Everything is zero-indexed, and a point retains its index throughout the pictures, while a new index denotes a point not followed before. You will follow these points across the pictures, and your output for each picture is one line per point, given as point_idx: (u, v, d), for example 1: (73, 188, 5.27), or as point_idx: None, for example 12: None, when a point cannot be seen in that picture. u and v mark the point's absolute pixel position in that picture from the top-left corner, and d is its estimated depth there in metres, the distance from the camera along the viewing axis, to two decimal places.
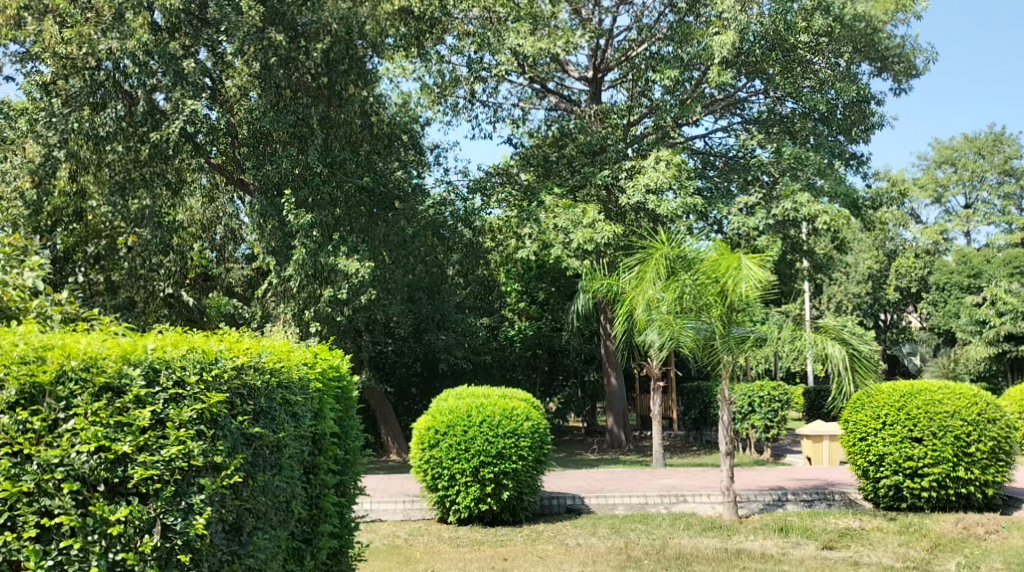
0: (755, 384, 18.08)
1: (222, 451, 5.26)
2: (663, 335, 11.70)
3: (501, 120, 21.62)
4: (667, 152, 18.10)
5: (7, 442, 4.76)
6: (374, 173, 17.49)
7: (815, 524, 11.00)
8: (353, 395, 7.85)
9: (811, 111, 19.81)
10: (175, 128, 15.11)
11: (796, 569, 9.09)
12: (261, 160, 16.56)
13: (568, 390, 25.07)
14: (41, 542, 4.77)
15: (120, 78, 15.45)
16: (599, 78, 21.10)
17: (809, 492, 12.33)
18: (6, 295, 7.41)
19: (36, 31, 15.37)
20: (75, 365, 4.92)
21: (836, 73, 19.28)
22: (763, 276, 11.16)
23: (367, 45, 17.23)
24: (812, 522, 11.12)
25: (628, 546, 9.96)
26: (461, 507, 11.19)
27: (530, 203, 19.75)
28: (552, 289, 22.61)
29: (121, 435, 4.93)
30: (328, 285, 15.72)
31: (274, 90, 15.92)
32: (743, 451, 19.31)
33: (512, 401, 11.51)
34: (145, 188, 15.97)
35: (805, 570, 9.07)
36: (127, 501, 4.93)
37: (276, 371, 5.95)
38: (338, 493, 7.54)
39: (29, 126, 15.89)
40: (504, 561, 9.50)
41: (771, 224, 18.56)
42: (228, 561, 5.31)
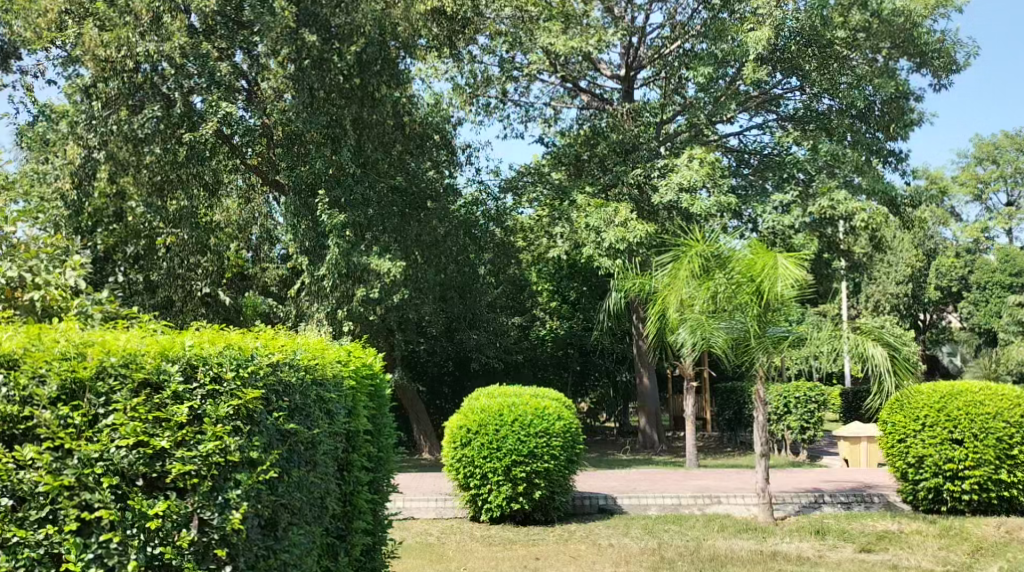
0: (791, 385, 17.93)
1: (258, 446, 5.25)
2: (696, 335, 11.51)
3: (532, 120, 21.64)
4: (700, 151, 18.21)
5: (50, 437, 4.84)
6: (406, 173, 17.59)
7: (852, 527, 10.93)
8: (386, 393, 7.88)
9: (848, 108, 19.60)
10: (211, 129, 15.35)
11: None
12: (296, 160, 16.65)
13: (600, 390, 24.91)
14: (81, 535, 4.85)
15: (158, 81, 15.66)
16: (631, 76, 21.01)
17: (844, 493, 12.30)
18: (48, 295, 7.67)
19: (75, 34, 15.51)
20: (115, 362, 4.96)
21: (873, 69, 19.07)
22: (800, 274, 11.11)
23: (400, 46, 17.26)
24: (849, 524, 11.06)
25: (661, 547, 9.94)
26: (493, 506, 11.23)
27: (562, 201, 19.78)
28: (584, 289, 22.50)
29: (160, 431, 4.98)
30: (361, 284, 15.85)
31: (308, 92, 16.04)
32: (778, 452, 19.21)
33: (544, 400, 11.50)
34: (182, 189, 16.21)
35: None
36: (166, 496, 4.98)
37: (310, 369, 5.98)
38: (372, 490, 7.58)
39: (72, 129, 15.69)
40: (536, 560, 9.52)
41: (807, 222, 18.44)
42: (265, 556, 5.33)
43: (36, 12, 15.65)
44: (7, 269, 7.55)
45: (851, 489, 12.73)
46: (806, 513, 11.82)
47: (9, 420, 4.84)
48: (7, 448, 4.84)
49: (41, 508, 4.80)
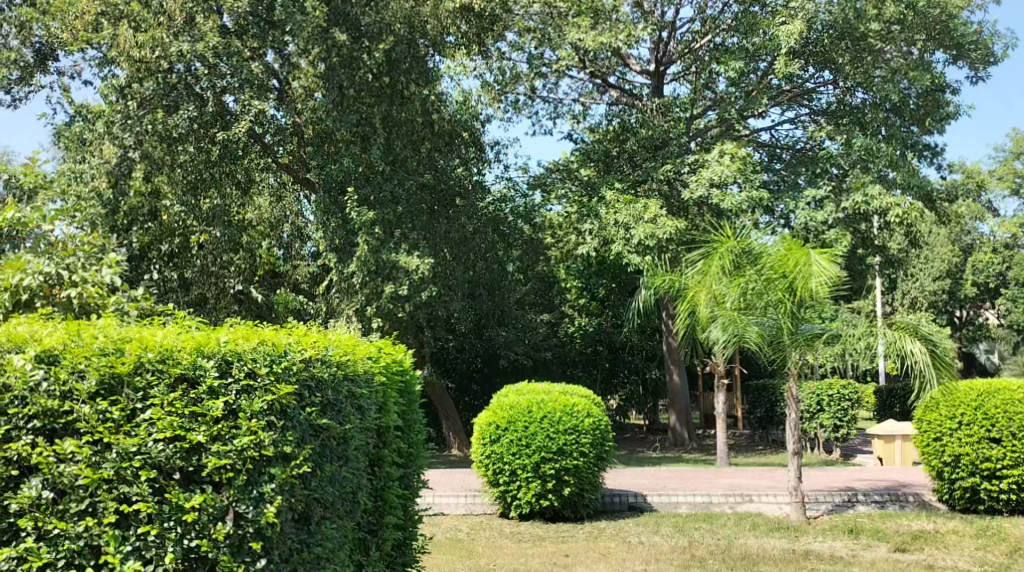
0: (824, 383, 17.86)
1: (292, 441, 5.26)
2: (729, 332, 11.46)
3: (561, 116, 21.65)
4: (731, 147, 18.18)
5: (88, 431, 4.89)
6: (435, 170, 17.62)
7: (886, 526, 10.89)
8: (416, 389, 7.90)
9: (883, 102, 19.21)
10: (244, 128, 15.60)
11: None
12: (326, 158, 16.82)
13: (630, 387, 24.29)
14: (120, 527, 4.90)
15: (191, 81, 15.88)
16: (661, 71, 20.96)
17: (879, 492, 12.24)
18: (86, 292, 7.80)
19: (111, 34, 15.65)
20: (152, 357, 5.03)
21: (908, 62, 18.76)
22: (833, 270, 11.10)
23: (429, 44, 17.31)
24: (884, 524, 11.01)
25: (692, 545, 9.93)
26: (523, 502, 11.30)
27: (591, 198, 19.63)
28: (614, 286, 22.49)
29: (196, 425, 5.02)
30: (390, 281, 15.98)
31: (338, 90, 16.19)
32: (811, 450, 19.15)
33: (573, 397, 11.51)
34: (216, 188, 16.42)
35: None
36: (202, 489, 5.02)
37: (342, 365, 5.96)
38: (402, 486, 7.65)
39: (107, 129, 15.69)
40: (566, 557, 9.56)
41: (840, 218, 18.42)
42: (298, 550, 5.36)
43: (73, 14, 15.84)
44: (45, 266, 7.65)
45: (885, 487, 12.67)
46: (839, 513, 11.76)
47: (49, 414, 4.89)
48: (47, 442, 4.88)
49: (81, 501, 4.84)
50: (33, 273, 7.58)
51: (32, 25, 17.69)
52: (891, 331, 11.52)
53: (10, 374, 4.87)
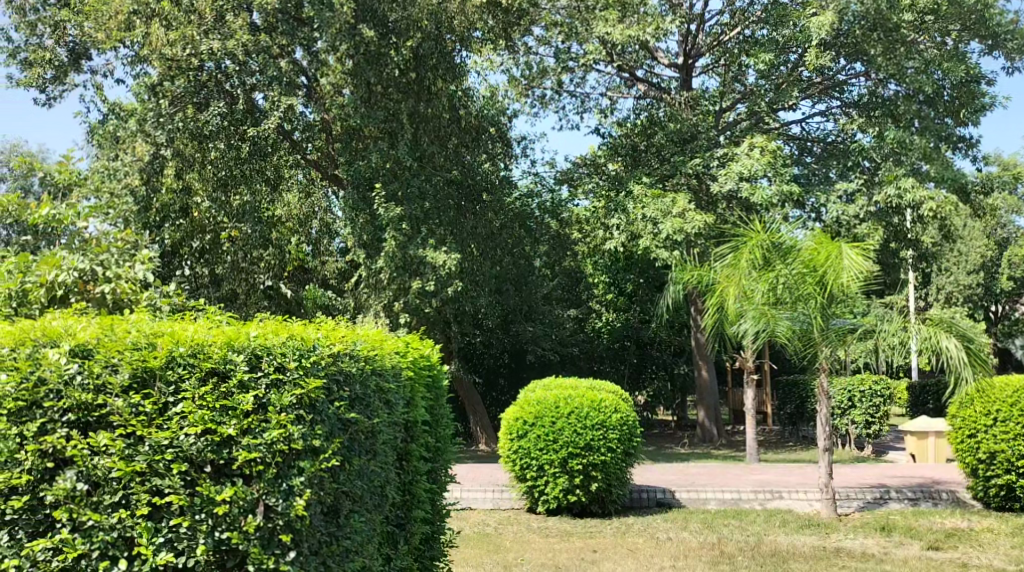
0: (856, 379, 17.76)
1: (321, 435, 5.29)
2: (759, 326, 11.46)
3: (588, 111, 21.64)
4: (761, 140, 18.13)
5: (122, 424, 4.95)
6: (462, 166, 17.53)
7: (919, 524, 10.82)
8: (443, 384, 7.90)
9: (916, 93, 18.97)
10: (274, 124, 15.76)
11: (899, 568, 8.94)
12: (354, 154, 17.11)
13: (657, 384, 24.21)
14: (152, 519, 4.96)
15: (222, 78, 16.12)
16: (690, 63, 20.95)
17: (912, 489, 12.18)
18: (119, 288, 7.90)
19: (143, 34, 15.87)
20: (184, 352, 5.09)
21: (942, 53, 18.60)
22: (864, 265, 11.01)
23: (456, 39, 17.26)
24: (917, 522, 10.95)
25: (721, 541, 9.93)
26: (550, 497, 11.34)
27: (618, 192, 19.56)
28: (641, 281, 22.24)
29: (227, 418, 5.07)
30: (417, 277, 16.06)
31: (365, 86, 16.39)
32: (842, 447, 19.04)
33: (601, 393, 11.50)
34: (246, 184, 16.42)
35: (909, 570, 8.93)
36: (233, 482, 5.07)
37: (370, 359, 5.97)
38: (430, 480, 7.68)
39: (140, 127, 15.79)
40: (594, 552, 9.58)
41: (872, 211, 18.32)
42: (327, 543, 5.40)
43: (107, 14, 16.05)
44: (80, 263, 7.77)
45: (918, 484, 12.60)
46: (871, 510, 11.71)
47: (83, 408, 4.94)
48: (81, 435, 4.94)
49: (114, 493, 4.91)
50: (68, 269, 7.71)
51: (66, 25, 17.92)
52: (925, 327, 11.26)
53: (46, 368, 4.94)
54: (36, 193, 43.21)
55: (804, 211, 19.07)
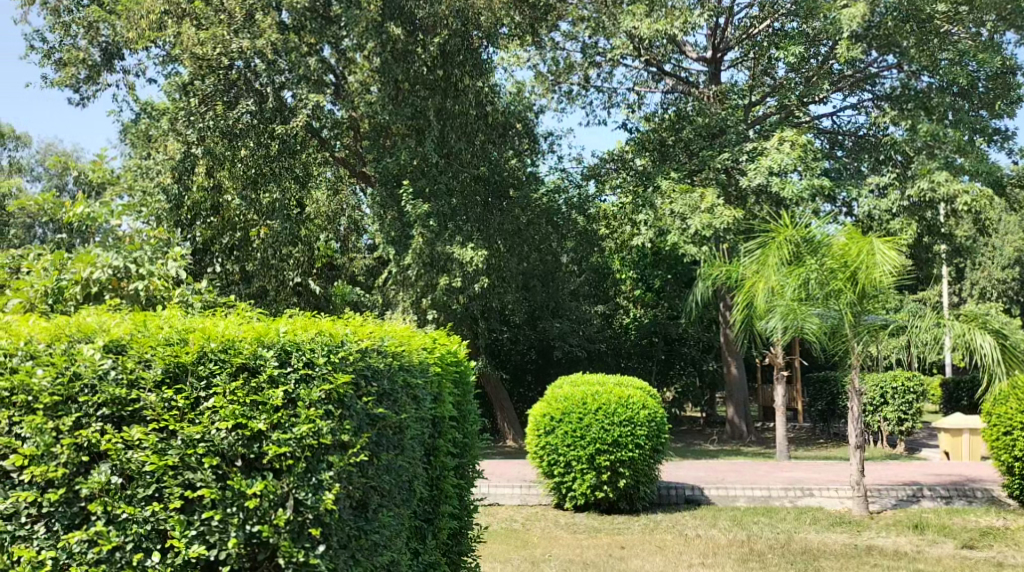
0: (889, 375, 17.67)
1: (349, 430, 5.34)
2: (789, 322, 11.38)
3: (616, 106, 21.62)
4: (790, 134, 18.07)
5: (155, 419, 5.03)
6: (489, 163, 17.57)
7: (953, 522, 10.75)
8: (471, 379, 7.92)
9: (950, 86, 18.87)
10: (302, 121, 15.99)
11: (931, 567, 8.87)
12: (382, 152, 17.29)
13: (686, 379, 24.16)
14: (185, 513, 5.03)
15: (251, 77, 16.31)
16: (719, 58, 20.95)
17: (946, 487, 12.08)
18: (152, 285, 8.00)
19: (174, 34, 16.21)
20: (215, 347, 5.15)
21: (977, 45, 18.58)
22: (897, 259, 10.91)
23: (482, 36, 17.09)
24: (950, 520, 10.88)
25: (750, 539, 9.91)
26: (578, 493, 11.37)
27: (646, 188, 19.53)
28: (670, 277, 22.49)
29: (257, 413, 5.13)
30: (445, 274, 16.14)
31: (392, 84, 16.53)
32: (874, 444, 18.94)
33: (629, 389, 11.49)
34: (274, 182, 16.42)
35: (942, 569, 8.86)
36: (263, 476, 5.13)
37: (398, 355, 6.02)
38: (458, 476, 7.73)
39: (171, 126, 16.13)
40: (622, 549, 9.59)
41: (905, 206, 18.19)
42: (356, 537, 5.46)
43: (138, 13, 16.20)
44: (114, 260, 7.88)
45: (953, 482, 12.50)
46: (903, 508, 11.65)
47: (116, 402, 5.02)
48: (115, 429, 5.02)
49: (148, 486, 4.98)
50: (103, 266, 7.83)
51: (100, 25, 18.12)
52: (959, 324, 11.42)
53: (80, 363, 5.03)
54: (73, 193, 43.92)
55: (837, 205, 19.63)
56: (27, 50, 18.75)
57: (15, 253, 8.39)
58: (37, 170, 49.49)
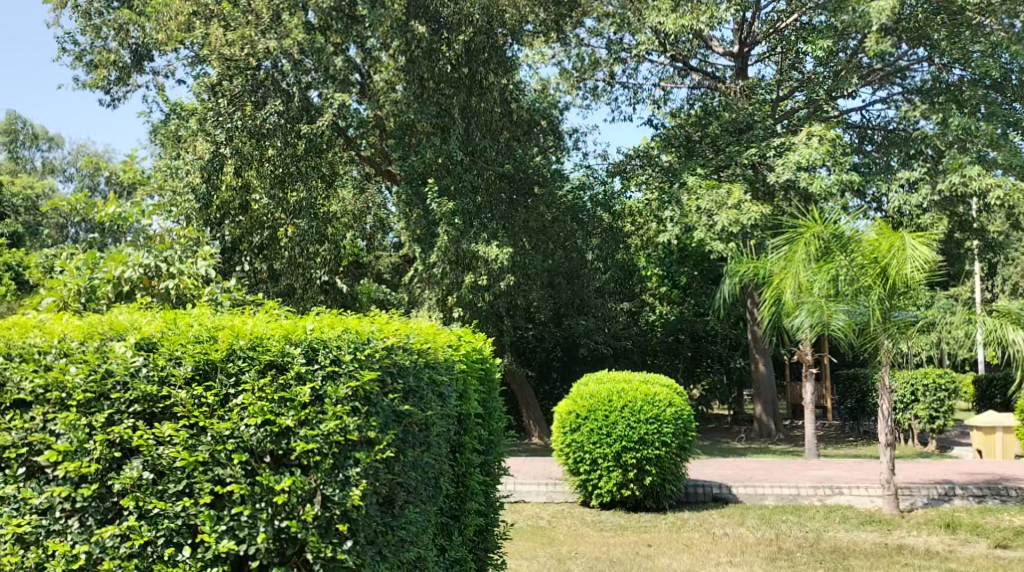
0: (919, 372, 17.57)
1: (376, 427, 5.39)
2: (815, 318, 11.43)
3: (641, 102, 21.61)
4: (819, 129, 17.91)
5: (185, 415, 5.10)
6: (514, 160, 17.62)
7: (986, 521, 10.70)
8: (496, 376, 7.96)
9: (982, 78, 18.76)
10: (327, 121, 15.96)
11: (964, 567, 8.82)
12: (407, 150, 17.35)
13: (713, 377, 24.10)
14: (215, 508, 5.10)
15: (278, 77, 16.45)
16: (746, 52, 20.80)
17: (978, 485, 12.03)
18: (182, 283, 8.09)
19: (203, 34, 16.41)
20: (243, 344, 5.21)
21: (1010, 36, 18.27)
22: (928, 254, 10.87)
23: (507, 33, 17.38)
24: (983, 519, 10.81)
25: (779, 538, 9.90)
26: (604, 491, 11.40)
27: (672, 184, 19.50)
28: (696, 273, 22.35)
29: (285, 410, 5.19)
30: (470, 272, 16.19)
31: (417, 82, 16.66)
32: (906, 442, 18.83)
33: (655, 386, 11.48)
34: (302, 180, 16.61)
35: (974, 568, 8.82)
36: (291, 472, 5.19)
37: (423, 352, 6.06)
38: (483, 473, 7.77)
39: (200, 126, 16.22)
40: (648, 547, 9.60)
41: (936, 200, 18.08)
42: (383, 532, 5.52)
43: (167, 14, 16.58)
44: (144, 259, 7.99)
45: (986, 481, 12.42)
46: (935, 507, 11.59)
47: (148, 399, 5.10)
48: (146, 426, 5.10)
49: (179, 482, 5.05)
50: (134, 265, 7.94)
51: (130, 27, 18.32)
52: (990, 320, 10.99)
53: (112, 360, 5.11)
54: (104, 193, 44.46)
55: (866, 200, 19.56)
56: (59, 52, 18.99)
57: (49, 253, 8.55)
58: (69, 170, 50.00)
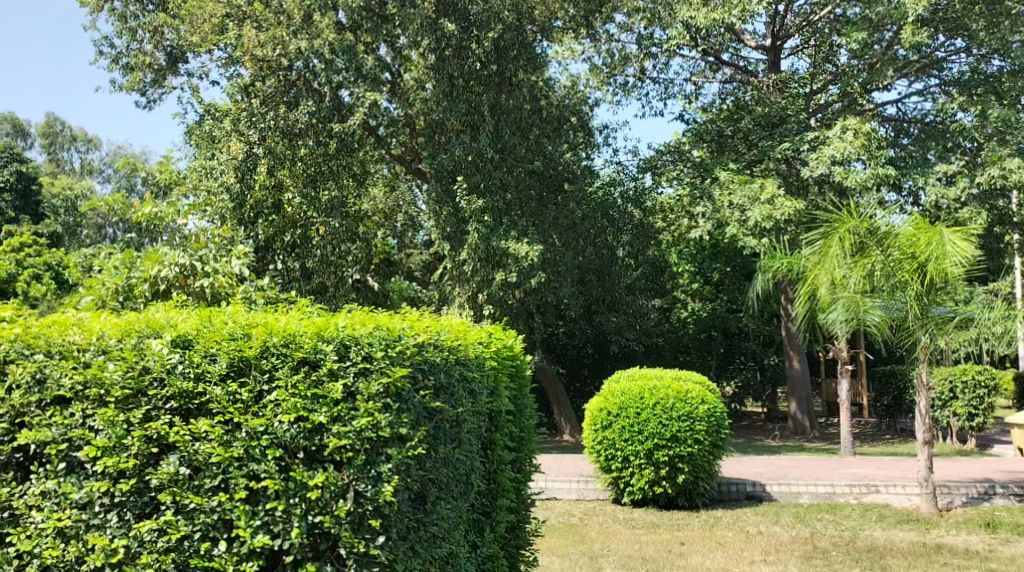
0: (957, 369, 17.40)
1: (407, 423, 5.45)
2: (850, 315, 11.31)
3: (673, 97, 21.54)
4: (854, 122, 17.73)
5: (221, 412, 5.17)
6: (544, 156, 17.66)
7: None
8: (527, 373, 8.00)
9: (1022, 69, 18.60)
10: (358, 120, 16.04)
11: (1005, 567, 8.74)
12: (438, 148, 17.26)
13: (746, 374, 24.02)
14: (250, 503, 5.16)
15: (310, 77, 16.64)
16: (778, 45, 20.89)
17: (1019, 485, 11.93)
18: (217, 282, 8.19)
19: (236, 35, 16.60)
20: (277, 341, 5.28)
21: None
22: (968, 250, 10.84)
23: (536, 29, 17.48)
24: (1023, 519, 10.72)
25: (814, 536, 9.87)
26: (636, 488, 11.41)
27: (704, 179, 19.44)
28: (728, 270, 22.52)
29: (318, 406, 5.26)
30: (501, 269, 16.23)
31: (447, 80, 16.52)
32: (944, 440, 18.67)
33: (687, 383, 11.47)
34: (333, 180, 16.75)
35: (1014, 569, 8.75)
36: (324, 468, 5.25)
37: (454, 349, 6.12)
38: (515, 470, 7.81)
39: (234, 126, 16.41)
40: (682, 545, 9.61)
41: (976, 193, 17.93)
42: (415, 528, 5.59)
43: (201, 16, 16.80)
44: (180, 258, 8.11)
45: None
46: (974, 506, 11.49)
47: (184, 396, 5.18)
48: (183, 422, 5.18)
49: (214, 477, 5.13)
50: (169, 264, 8.07)
51: (164, 29, 18.50)
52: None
53: (149, 358, 5.20)
54: (140, 193, 44.90)
55: (902, 194, 19.36)
56: (96, 55, 19.23)
57: (88, 252, 8.70)
58: (106, 171, 50.54)
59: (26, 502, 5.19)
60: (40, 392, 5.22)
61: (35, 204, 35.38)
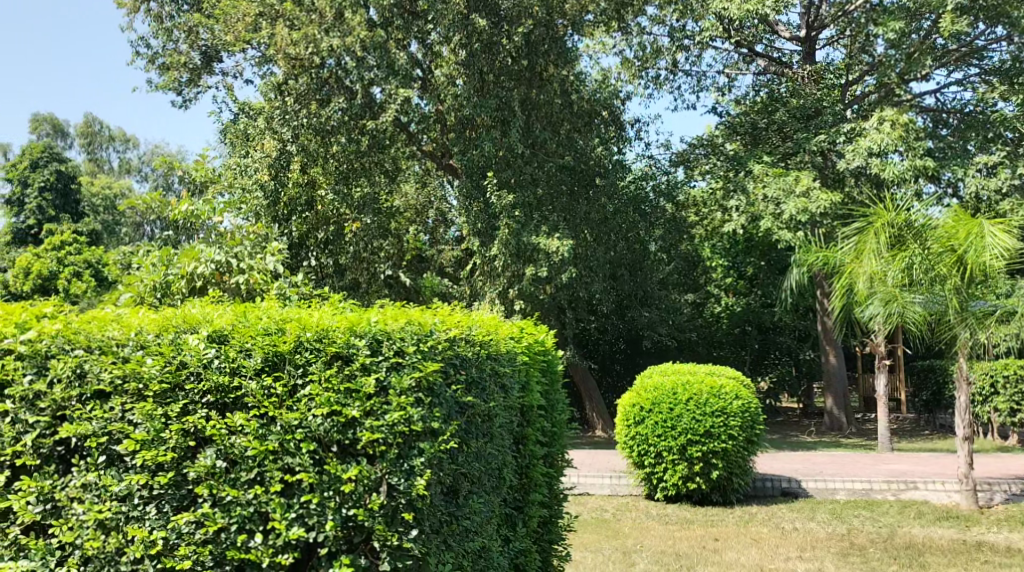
0: (999, 363, 17.26)
1: (439, 417, 5.51)
2: (889, 309, 11.24)
3: (705, 89, 21.48)
4: (891, 113, 17.47)
5: (257, 406, 5.25)
6: (574, 152, 17.40)
7: None
8: (559, 369, 8.00)
9: None
10: (391, 117, 16.18)
11: None
12: (468, 144, 17.23)
13: (781, 369, 23.90)
14: (285, 496, 5.24)
15: (342, 74, 16.88)
16: (813, 36, 20.77)
17: None
18: (252, 278, 8.26)
19: (269, 34, 16.78)
20: (310, 337, 5.36)
21: None
22: (1009, 242, 10.65)
23: (567, 24, 17.50)
24: None
25: (851, 533, 9.84)
26: (669, 484, 11.41)
27: (738, 172, 19.33)
28: (762, 264, 22.34)
29: (351, 401, 5.32)
30: (532, 264, 16.26)
31: (478, 75, 16.71)
32: (984, 435, 18.47)
33: (720, 378, 11.46)
34: (365, 177, 16.85)
35: None
36: (357, 461, 5.32)
37: (485, 344, 6.18)
38: (547, 465, 7.83)
39: (268, 124, 16.59)
40: (716, 541, 9.61)
41: (1016, 184, 17.71)
42: (447, 522, 5.65)
43: (235, 16, 17.16)
44: (216, 255, 8.24)
45: None
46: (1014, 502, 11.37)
47: (220, 390, 5.27)
48: (219, 416, 5.27)
49: (250, 470, 5.21)
50: (206, 261, 8.21)
51: (199, 29, 18.66)
52: None
53: (186, 352, 5.29)
54: (179, 192, 45.23)
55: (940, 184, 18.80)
56: (133, 56, 19.45)
57: (126, 250, 8.84)
58: (145, 170, 51.08)
59: (67, 495, 5.25)
60: (80, 387, 5.32)
61: (76, 204, 35.80)
